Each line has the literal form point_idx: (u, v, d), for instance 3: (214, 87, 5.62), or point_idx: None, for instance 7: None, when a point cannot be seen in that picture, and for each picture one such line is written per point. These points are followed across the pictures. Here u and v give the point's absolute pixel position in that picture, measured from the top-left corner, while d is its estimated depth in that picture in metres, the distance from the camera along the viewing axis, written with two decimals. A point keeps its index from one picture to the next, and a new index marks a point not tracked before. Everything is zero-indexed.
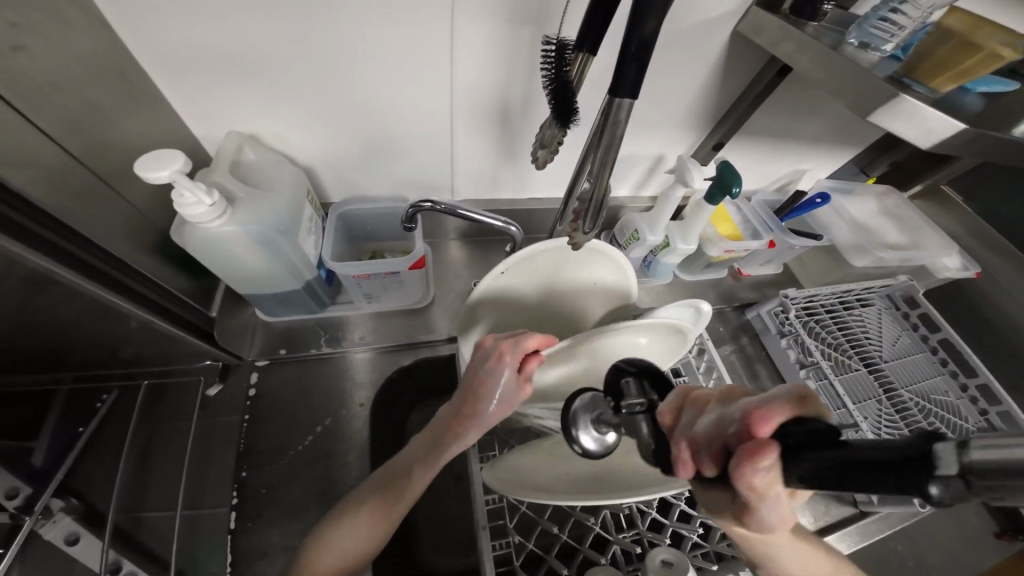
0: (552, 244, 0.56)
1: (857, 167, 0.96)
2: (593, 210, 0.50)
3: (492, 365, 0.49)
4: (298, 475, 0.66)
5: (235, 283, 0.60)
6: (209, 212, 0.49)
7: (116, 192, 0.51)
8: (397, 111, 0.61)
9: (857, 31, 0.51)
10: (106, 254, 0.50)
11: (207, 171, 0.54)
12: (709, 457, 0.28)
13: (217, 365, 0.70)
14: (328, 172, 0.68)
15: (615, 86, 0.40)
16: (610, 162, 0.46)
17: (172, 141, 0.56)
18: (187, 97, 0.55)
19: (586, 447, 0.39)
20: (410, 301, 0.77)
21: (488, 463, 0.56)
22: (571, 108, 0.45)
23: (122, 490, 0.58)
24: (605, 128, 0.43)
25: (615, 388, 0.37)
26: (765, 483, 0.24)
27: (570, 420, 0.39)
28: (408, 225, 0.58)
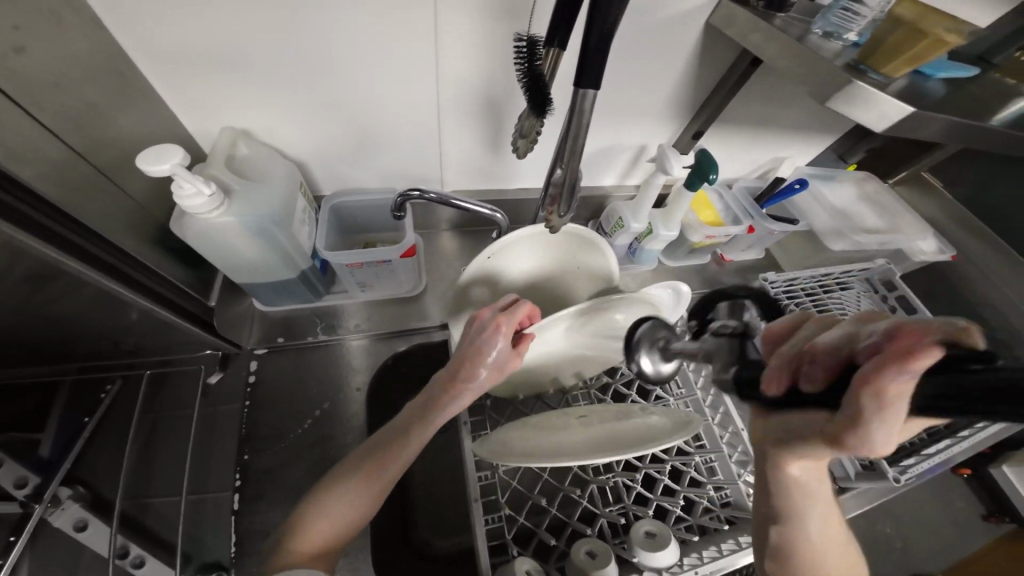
0: (532, 230, 0.60)
1: (836, 154, 0.99)
2: (567, 193, 0.52)
3: (488, 333, 0.54)
4: (299, 457, 0.69)
5: (230, 273, 0.62)
6: (209, 203, 0.51)
7: (115, 186, 0.53)
8: (384, 103, 0.63)
9: (820, 22, 0.54)
10: (116, 249, 0.53)
11: (204, 165, 0.55)
12: (823, 368, 0.25)
13: (217, 354, 0.72)
14: (320, 165, 0.70)
15: (581, 78, 0.42)
16: (579, 150, 0.49)
17: (167, 137, 0.58)
18: (180, 93, 0.57)
19: (642, 369, 0.41)
20: (402, 290, 0.80)
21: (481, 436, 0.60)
22: (544, 96, 0.47)
23: (129, 476, 0.61)
24: (572, 119, 0.46)
25: (705, 308, 0.35)
26: (896, 393, 0.21)
27: (633, 344, 0.41)
28: (396, 214, 0.61)
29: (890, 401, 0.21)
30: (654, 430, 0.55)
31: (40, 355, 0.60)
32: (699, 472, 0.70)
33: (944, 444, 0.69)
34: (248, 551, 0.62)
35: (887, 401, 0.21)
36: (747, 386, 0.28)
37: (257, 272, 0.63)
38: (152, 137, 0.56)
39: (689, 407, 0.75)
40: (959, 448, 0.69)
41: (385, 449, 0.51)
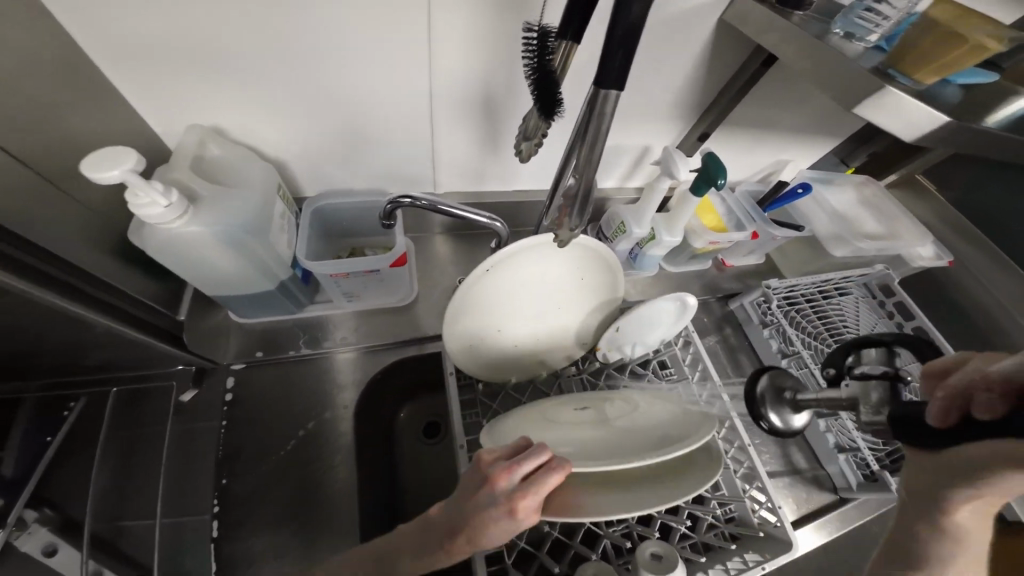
0: (535, 241, 0.53)
1: (837, 157, 0.98)
2: (578, 205, 0.48)
3: (502, 514, 0.37)
4: (282, 480, 0.64)
5: (201, 286, 0.57)
6: (169, 212, 0.46)
7: (69, 195, 0.47)
8: (373, 100, 0.58)
9: (841, 23, 0.51)
10: (74, 268, 0.49)
11: (167, 169, 0.51)
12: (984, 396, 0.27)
13: (190, 369, 0.66)
14: (302, 166, 0.65)
15: (599, 79, 0.39)
16: (595, 158, 0.44)
17: (130, 138, 0.53)
18: (142, 88, 0.51)
19: (773, 424, 0.49)
20: (393, 298, 0.75)
21: (485, 428, 0.54)
22: (554, 99, 0.43)
23: (101, 496, 0.58)
24: (585, 126, 0.42)
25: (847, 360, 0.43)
26: None
27: (756, 400, 0.50)
28: (386, 222, 0.56)
29: None
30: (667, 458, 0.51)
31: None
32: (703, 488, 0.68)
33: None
34: None
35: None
36: (909, 422, 0.31)
37: (233, 285, 0.58)
38: (111, 137, 0.50)
39: None
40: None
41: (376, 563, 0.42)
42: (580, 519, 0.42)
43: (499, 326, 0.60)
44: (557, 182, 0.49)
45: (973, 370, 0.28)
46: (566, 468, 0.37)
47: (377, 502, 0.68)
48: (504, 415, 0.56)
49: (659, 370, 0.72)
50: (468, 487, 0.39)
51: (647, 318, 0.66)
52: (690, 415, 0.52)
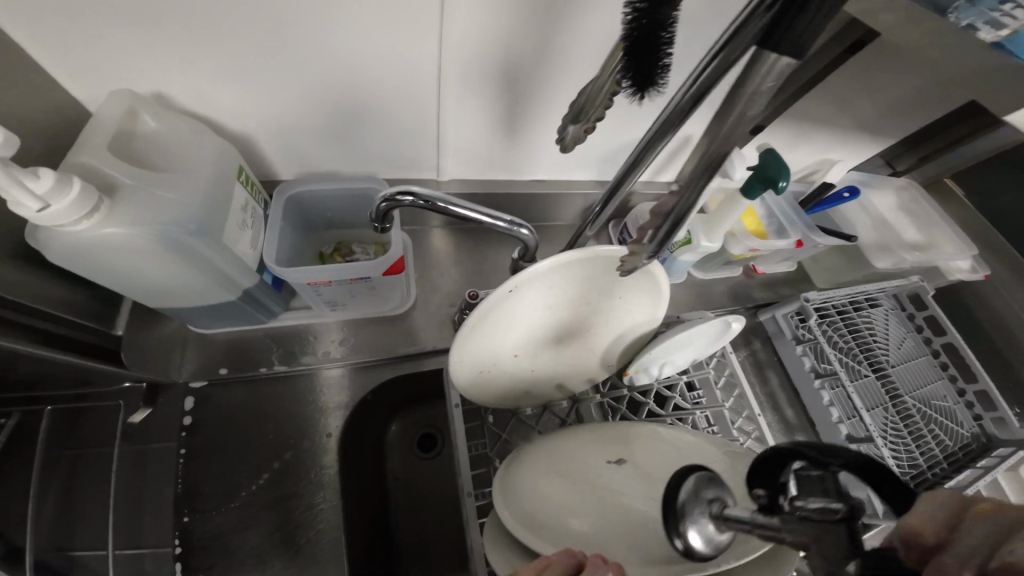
0: (574, 256, 0.42)
1: (884, 158, 0.89)
2: (669, 227, 0.37)
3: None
4: (257, 519, 0.54)
5: (139, 296, 0.45)
6: (64, 211, 0.34)
7: None
8: (364, 65, 0.45)
9: (965, 12, 0.40)
10: None
11: (75, 151, 0.38)
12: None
13: (140, 387, 0.55)
14: (273, 144, 0.52)
15: (768, 33, 0.25)
16: (721, 160, 0.32)
17: (32, 105, 0.39)
18: (46, 40, 0.37)
19: (692, 546, 0.28)
20: (384, 306, 0.64)
21: (497, 477, 0.45)
22: (651, 76, 0.32)
23: (42, 526, 0.48)
24: (725, 116, 0.29)
25: (772, 472, 0.27)
26: None
27: (682, 509, 0.28)
28: (378, 225, 0.44)
29: None
30: None
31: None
32: None
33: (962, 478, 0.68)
34: None
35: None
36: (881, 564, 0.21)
37: (183, 295, 0.47)
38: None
39: (711, 426, 0.61)
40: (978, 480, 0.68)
41: None
42: None
43: (516, 350, 0.50)
44: (617, 189, 0.43)
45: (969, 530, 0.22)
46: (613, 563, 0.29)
47: (367, 537, 0.60)
48: (515, 458, 0.47)
49: (686, 392, 0.64)
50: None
51: (683, 343, 0.58)
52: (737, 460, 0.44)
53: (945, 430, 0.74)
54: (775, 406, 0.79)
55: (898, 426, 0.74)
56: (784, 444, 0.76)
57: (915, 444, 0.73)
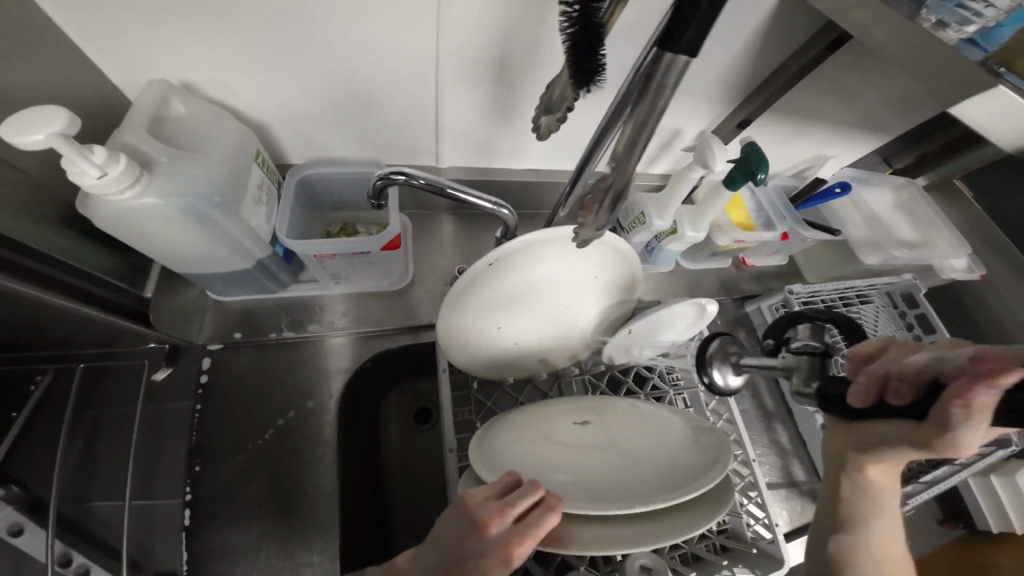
0: (545, 235, 0.48)
1: (880, 157, 0.86)
2: (609, 204, 0.37)
3: (492, 566, 0.29)
4: (257, 472, 0.60)
5: (166, 261, 0.51)
6: (112, 181, 0.39)
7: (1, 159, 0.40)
8: (368, 59, 0.49)
9: (938, 9, 0.42)
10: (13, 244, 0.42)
11: (117, 130, 0.43)
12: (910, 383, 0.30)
13: (164, 348, 0.61)
14: (286, 130, 0.56)
15: (665, 34, 0.28)
16: (642, 143, 0.33)
17: (79, 91, 0.44)
18: (92, 33, 0.42)
19: (714, 380, 0.47)
20: (384, 282, 0.69)
21: (476, 435, 0.48)
22: (596, 65, 0.33)
23: (65, 479, 0.54)
24: (639, 104, 0.31)
25: (782, 332, 0.41)
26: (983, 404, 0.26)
27: (705, 359, 0.47)
28: (374, 202, 0.49)
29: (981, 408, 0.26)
30: (674, 462, 0.44)
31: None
32: None
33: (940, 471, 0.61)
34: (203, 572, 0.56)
35: (975, 411, 0.27)
36: (837, 399, 0.31)
37: (204, 262, 0.52)
38: (48, 92, 0.41)
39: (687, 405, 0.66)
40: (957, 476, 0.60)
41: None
42: (560, 552, 0.34)
43: (501, 323, 0.54)
44: (579, 174, 0.44)
45: (894, 360, 0.32)
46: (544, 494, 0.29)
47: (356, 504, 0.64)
48: (497, 422, 0.52)
49: (665, 374, 0.67)
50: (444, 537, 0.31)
51: (660, 326, 0.61)
52: (701, 432, 0.47)
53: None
54: (756, 395, 0.80)
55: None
56: (761, 430, 0.77)
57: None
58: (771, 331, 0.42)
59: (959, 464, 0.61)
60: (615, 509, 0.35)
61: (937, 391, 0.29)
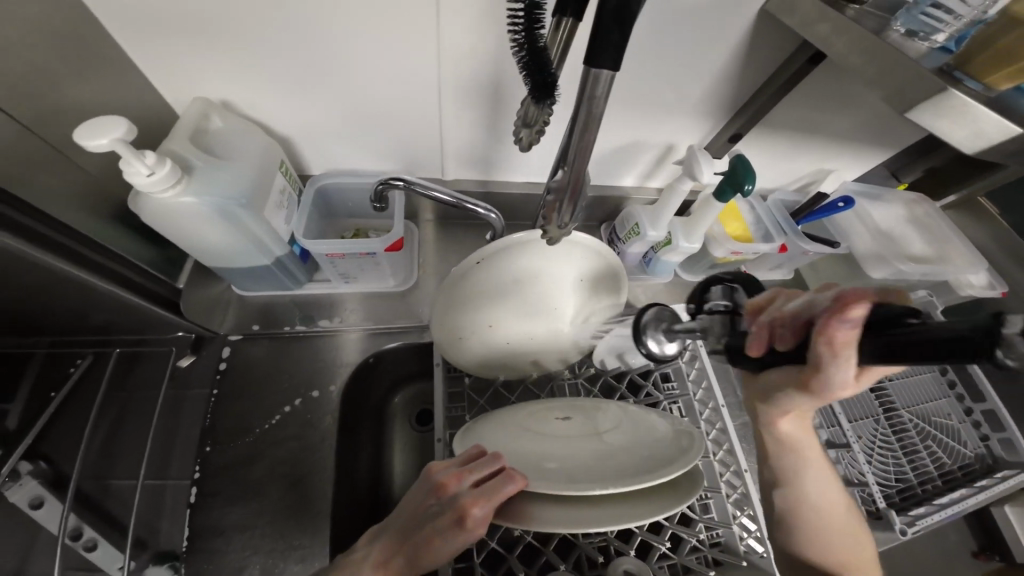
0: (526, 237, 0.52)
1: (888, 170, 0.82)
2: (570, 200, 0.42)
3: (449, 526, 0.32)
4: (261, 455, 0.65)
5: (198, 255, 0.58)
6: (159, 180, 0.46)
7: (72, 161, 0.48)
8: (375, 80, 0.55)
9: (905, 18, 0.46)
10: (76, 234, 0.50)
11: (166, 138, 0.50)
12: (791, 329, 0.34)
13: (190, 337, 0.68)
14: (307, 143, 0.63)
15: (590, 54, 0.31)
16: (590, 147, 0.38)
17: (138, 107, 0.52)
18: (152, 60, 0.50)
19: (651, 350, 0.51)
20: (389, 284, 0.74)
21: (459, 433, 0.50)
22: (552, 83, 0.36)
23: (90, 455, 0.61)
24: (578, 114, 0.35)
25: (701, 293, 0.46)
26: (846, 337, 0.29)
27: (641, 330, 0.51)
28: (375, 204, 0.55)
29: (843, 343, 0.29)
30: (649, 454, 0.44)
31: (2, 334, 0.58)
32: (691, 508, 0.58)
33: (956, 494, 0.56)
34: (200, 547, 0.59)
35: (838, 349, 0.29)
36: (737, 347, 0.38)
37: (229, 257, 0.59)
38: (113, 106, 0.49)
39: (680, 410, 0.64)
40: (974, 499, 0.56)
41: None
42: (518, 526, 0.35)
43: (490, 321, 0.58)
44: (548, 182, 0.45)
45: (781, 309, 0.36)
46: (495, 461, 0.34)
47: (346, 496, 0.67)
48: (483, 420, 0.53)
49: (660, 383, 0.66)
50: (412, 503, 0.35)
51: None
52: (677, 430, 0.47)
53: (944, 447, 0.63)
54: None
55: (889, 438, 0.63)
56: None
57: (905, 457, 0.62)
58: (693, 294, 0.47)
59: (978, 487, 0.57)
60: (576, 489, 0.36)
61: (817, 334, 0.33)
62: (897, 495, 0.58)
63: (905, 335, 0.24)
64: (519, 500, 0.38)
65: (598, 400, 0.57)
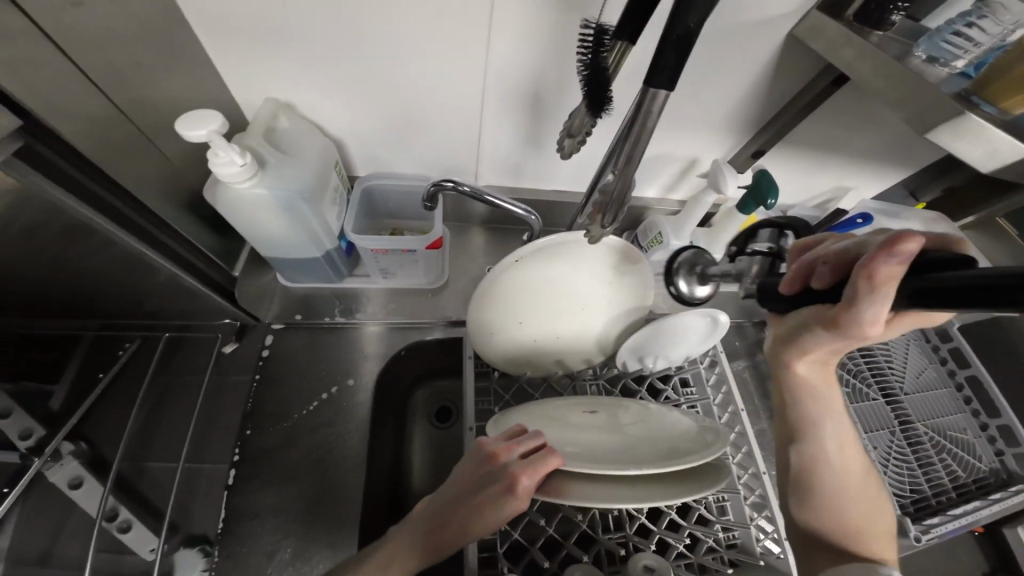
0: (559, 238, 0.57)
1: (907, 188, 0.84)
2: (615, 204, 0.47)
3: (498, 494, 0.38)
4: (298, 440, 0.68)
5: (256, 244, 0.63)
6: (241, 172, 0.50)
7: (156, 151, 0.53)
8: (426, 92, 0.60)
9: (928, 45, 0.49)
10: (153, 216, 0.54)
11: (240, 137, 0.55)
12: (830, 268, 0.36)
13: (235, 324, 0.72)
14: (356, 147, 0.68)
15: (649, 75, 0.37)
16: (638, 155, 0.43)
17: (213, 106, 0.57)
18: (229, 65, 0.55)
19: (678, 291, 0.64)
20: (421, 282, 0.79)
21: (491, 420, 0.53)
22: (606, 98, 0.41)
23: (131, 438, 0.59)
24: (632, 125, 0.41)
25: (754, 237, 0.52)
26: (889, 274, 0.31)
27: (671, 275, 0.64)
28: (426, 204, 0.59)
29: (883, 280, 0.31)
30: (675, 446, 0.46)
31: (52, 308, 0.52)
32: (707, 509, 0.59)
33: (969, 505, 0.58)
34: (234, 530, 0.62)
35: (875, 284, 0.31)
36: (772, 285, 0.41)
37: (284, 249, 0.64)
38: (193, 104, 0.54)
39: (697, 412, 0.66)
40: (988, 511, 0.58)
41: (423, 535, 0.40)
42: (560, 501, 0.38)
43: (520, 318, 0.61)
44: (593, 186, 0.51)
45: (821, 251, 0.38)
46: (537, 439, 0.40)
47: (373, 483, 0.70)
48: (511, 410, 0.55)
49: (679, 387, 0.68)
50: (463, 473, 0.41)
51: (673, 337, 0.65)
52: (701, 428, 0.49)
53: (959, 461, 0.64)
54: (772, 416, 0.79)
55: (905, 450, 0.64)
56: None
57: (920, 469, 0.63)
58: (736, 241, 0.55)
59: (992, 499, 0.59)
60: (610, 470, 0.39)
61: (851, 272, 0.36)
62: (912, 505, 0.60)
63: (954, 280, 0.26)
64: (554, 478, 0.41)
65: (621, 399, 0.60)
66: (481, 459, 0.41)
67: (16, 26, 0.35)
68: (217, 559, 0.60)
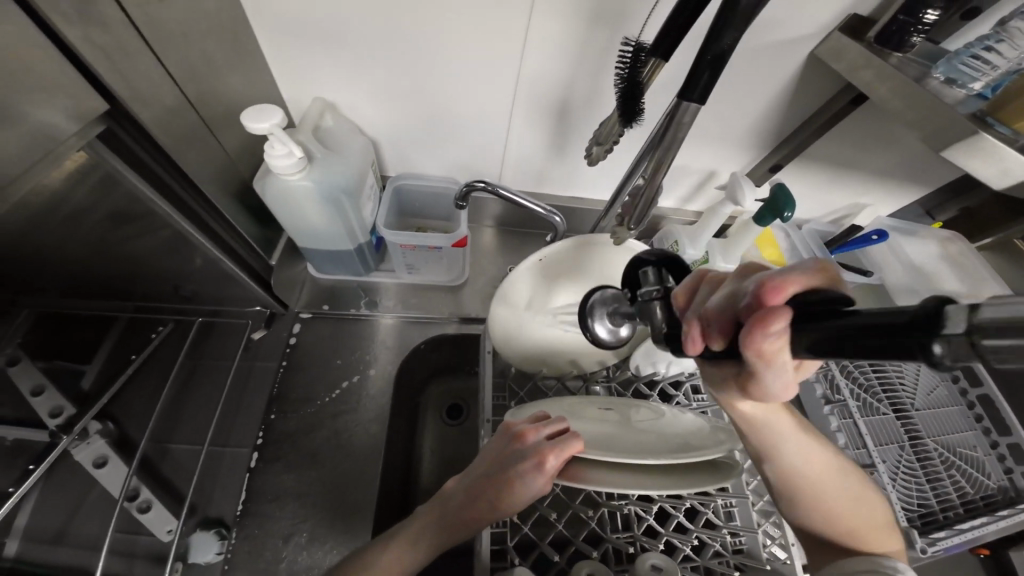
0: (568, 243, 0.63)
1: (923, 208, 0.84)
2: (641, 208, 0.51)
3: (526, 470, 0.40)
4: (319, 425, 0.71)
5: (295, 236, 0.67)
6: (295, 164, 0.55)
7: (216, 141, 0.57)
8: (460, 99, 0.63)
9: (944, 66, 0.51)
10: (206, 202, 0.57)
11: (291, 132, 0.59)
12: (718, 329, 0.31)
13: (265, 312, 0.75)
14: (391, 148, 0.72)
15: (685, 90, 0.40)
16: (668, 162, 0.46)
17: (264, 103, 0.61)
18: (284, 66, 0.60)
19: (598, 334, 0.49)
20: (444, 279, 0.83)
21: (510, 411, 0.55)
22: (639, 109, 0.45)
23: (157, 420, 0.59)
24: (664, 135, 0.44)
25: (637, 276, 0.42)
26: (774, 348, 0.26)
27: (587, 311, 0.50)
28: (459, 203, 0.62)
29: (773, 354, 0.27)
30: (687, 440, 0.48)
31: (91, 290, 0.55)
32: (715, 514, 0.59)
33: (977, 521, 0.59)
34: (253, 512, 0.64)
35: (769, 358, 0.27)
36: (674, 342, 0.34)
37: (321, 240, 0.68)
38: (247, 100, 0.59)
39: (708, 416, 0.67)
40: (994, 527, 0.58)
41: (457, 512, 0.43)
42: (579, 484, 0.41)
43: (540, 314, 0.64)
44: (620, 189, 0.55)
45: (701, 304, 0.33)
46: (564, 425, 0.43)
47: (388, 472, 0.72)
48: (528, 404, 0.58)
49: (691, 394, 0.68)
50: (492, 453, 0.45)
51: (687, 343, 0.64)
52: (714, 429, 0.51)
53: (967, 477, 0.64)
54: None
55: (914, 466, 0.64)
56: None
57: (928, 484, 0.63)
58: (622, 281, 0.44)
59: (998, 515, 0.59)
60: (623, 457, 0.41)
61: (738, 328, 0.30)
62: (919, 519, 0.60)
63: (841, 325, 0.22)
64: (573, 464, 0.44)
65: (634, 400, 0.61)
66: (509, 440, 0.44)
67: (111, 22, 0.39)
68: (233, 542, 0.61)
